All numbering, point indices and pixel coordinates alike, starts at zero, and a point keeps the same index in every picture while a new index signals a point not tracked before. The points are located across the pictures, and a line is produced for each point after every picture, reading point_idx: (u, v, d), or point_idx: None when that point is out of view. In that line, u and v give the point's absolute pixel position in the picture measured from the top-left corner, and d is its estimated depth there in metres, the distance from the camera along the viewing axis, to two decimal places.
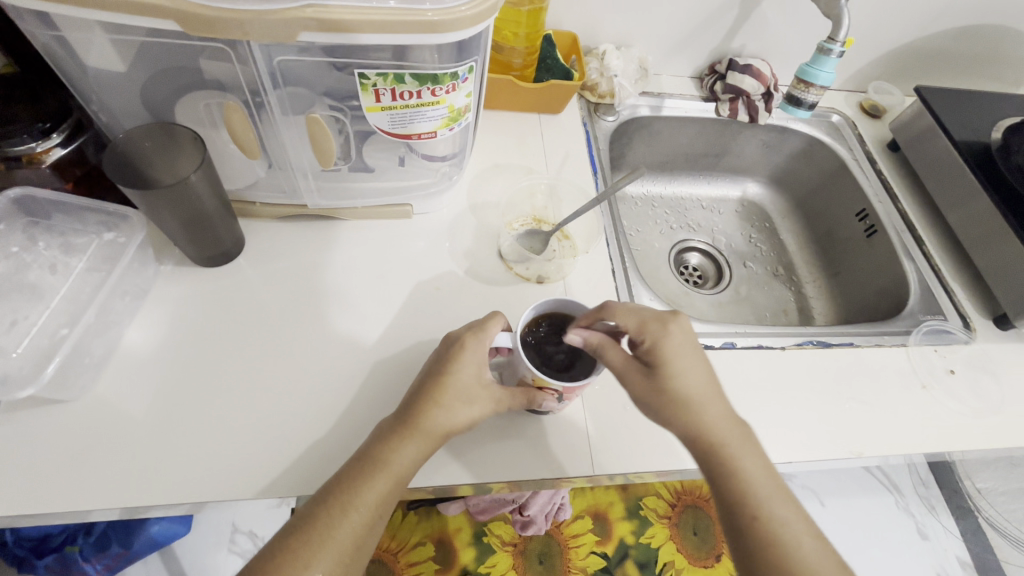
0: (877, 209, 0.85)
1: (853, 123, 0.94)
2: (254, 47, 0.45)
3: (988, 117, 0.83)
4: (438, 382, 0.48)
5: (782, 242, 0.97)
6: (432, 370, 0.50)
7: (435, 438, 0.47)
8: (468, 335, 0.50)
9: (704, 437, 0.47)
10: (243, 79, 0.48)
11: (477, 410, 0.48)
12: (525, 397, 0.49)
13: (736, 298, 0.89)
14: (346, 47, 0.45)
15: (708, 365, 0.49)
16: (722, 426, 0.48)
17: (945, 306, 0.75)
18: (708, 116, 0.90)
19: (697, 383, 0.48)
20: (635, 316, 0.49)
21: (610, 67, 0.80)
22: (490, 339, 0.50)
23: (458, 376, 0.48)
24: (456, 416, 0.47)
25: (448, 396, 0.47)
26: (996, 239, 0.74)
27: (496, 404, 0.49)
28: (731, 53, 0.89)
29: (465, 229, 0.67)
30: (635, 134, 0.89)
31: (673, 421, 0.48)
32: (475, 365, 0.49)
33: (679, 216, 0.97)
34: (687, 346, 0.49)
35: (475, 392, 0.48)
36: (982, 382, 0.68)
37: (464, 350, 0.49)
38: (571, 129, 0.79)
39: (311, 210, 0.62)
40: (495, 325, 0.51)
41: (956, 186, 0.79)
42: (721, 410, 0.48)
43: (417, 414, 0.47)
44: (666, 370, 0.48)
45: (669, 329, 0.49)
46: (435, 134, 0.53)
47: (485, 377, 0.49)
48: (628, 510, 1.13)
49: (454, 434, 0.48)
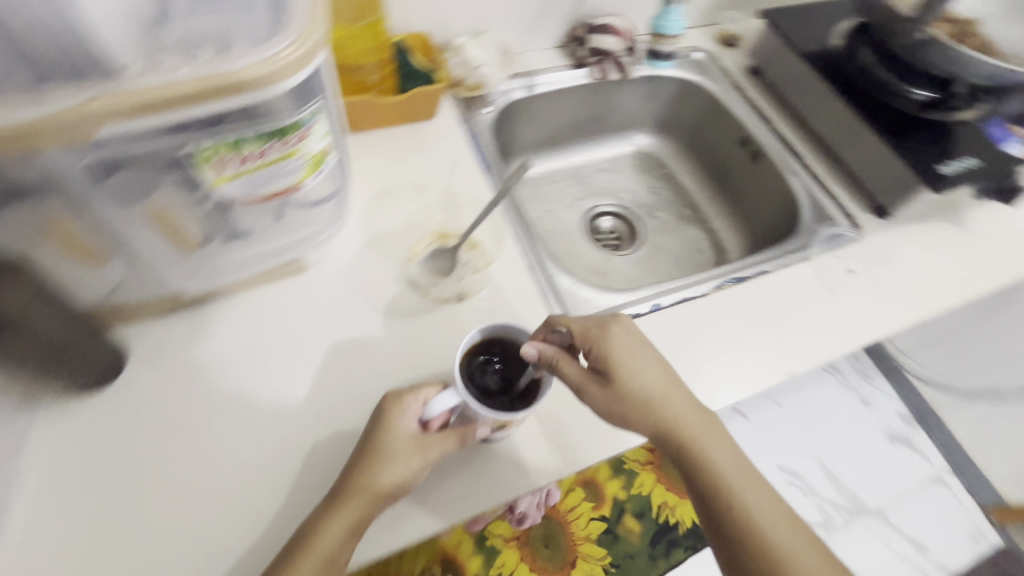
0: (755, 134, 0.88)
1: (715, 56, 0.96)
2: (58, 155, 0.38)
3: (829, 24, 0.87)
4: (369, 444, 0.49)
5: (681, 185, 1.01)
6: (363, 438, 0.50)
7: (366, 506, 0.47)
8: (396, 391, 0.51)
9: (671, 432, 0.50)
10: (53, 184, 0.41)
11: (405, 466, 0.48)
12: (456, 437, 0.50)
13: (654, 251, 0.94)
14: (160, 128, 0.40)
15: (661, 364, 0.51)
16: (689, 419, 0.50)
17: (833, 211, 0.79)
18: (581, 83, 0.89)
19: (653, 382, 0.50)
20: (581, 325, 0.52)
21: (472, 59, 0.77)
22: (413, 393, 0.51)
23: (385, 435, 0.49)
24: (386, 477, 0.47)
25: (374, 459, 0.48)
26: (857, 137, 0.79)
27: (423, 455, 0.49)
28: (586, 16, 0.88)
29: (370, 267, 0.63)
30: (515, 118, 0.88)
31: (638, 422, 0.50)
32: (401, 419, 0.49)
33: (582, 185, 0.99)
34: (636, 348, 0.51)
35: (403, 449, 0.49)
36: (878, 273, 0.74)
37: (389, 405, 0.50)
38: (451, 132, 0.76)
39: (190, 295, 0.56)
40: (428, 388, 0.51)
41: (815, 97, 0.84)
42: (682, 405, 0.51)
43: (347, 483, 0.47)
44: (620, 374, 0.50)
45: (614, 331, 0.51)
46: (302, 185, 0.48)
47: (412, 428, 0.50)
48: (613, 468, 1.17)
49: (388, 497, 0.48)
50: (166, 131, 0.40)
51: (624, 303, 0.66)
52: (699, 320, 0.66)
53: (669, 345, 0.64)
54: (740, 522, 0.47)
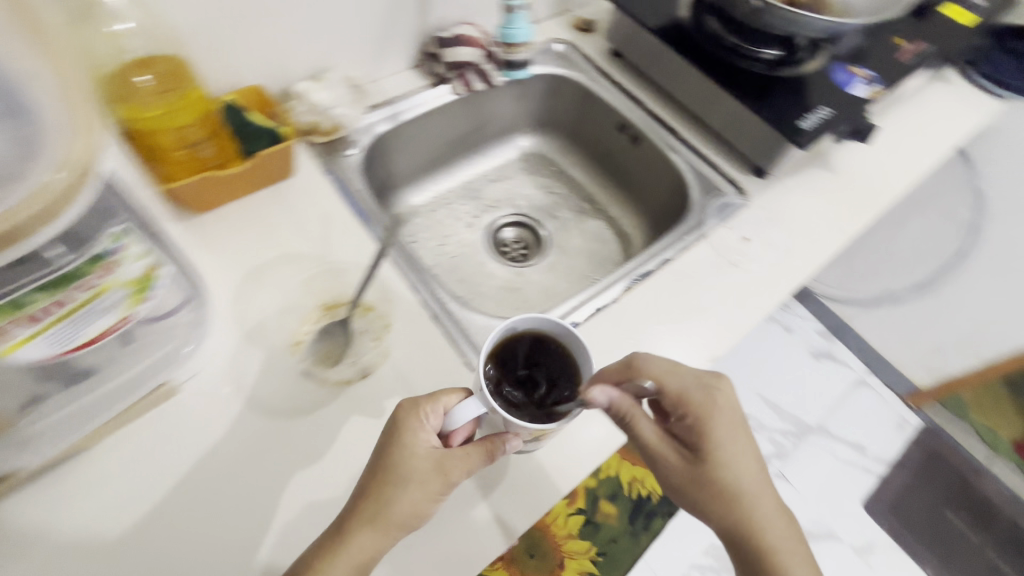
0: (630, 119, 0.88)
1: (575, 45, 0.94)
2: None
3: None
4: (387, 465, 0.47)
5: (573, 180, 1.00)
6: (380, 453, 0.48)
7: (373, 544, 0.45)
8: (414, 400, 0.49)
9: (752, 529, 0.50)
10: None
11: (418, 494, 0.46)
12: (484, 453, 0.48)
13: (562, 253, 0.93)
14: None
15: (758, 454, 0.51)
16: (773, 522, 0.50)
17: (718, 182, 0.81)
18: (448, 99, 0.84)
19: (746, 475, 0.50)
20: (677, 386, 0.52)
21: (319, 103, 0.70)
22: (432, 403, 0.49)
23: (402, 456, 0.47)
24: (398, 505, 0.46)
25: (389, 482, 0.46)
26: (722, 106, 0.81)
27: (442, 476, 0.47)
28: (434, 29, 0.82)
29: (253, 366, 0.55)
30: (386, 152, 0.81)
31: (722, 514, 0.50)
32: (418, 436, 0.47)
33: (476, 201, 0.96)
34: (735, 430, 0.51)
35: (419, 474, 0.46)
36: (770, 234, 0.76)
37: (405, 419, 0.48)
38: (316, 187, 0.69)
39: (33, 467, 0.46)
40: (449, 396, 0.49)
41: (675, 73, 0.85)
42: (772, 503, 0.51)
43: (361, 505, 0.46)
44: (713, 455, 0.50)
45: (717, 404, 0.51)
46: (128, 319, 0.41)
47: (429, 446, 0.48)
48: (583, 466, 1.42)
49: (401, 524, 0.46)
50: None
51: None
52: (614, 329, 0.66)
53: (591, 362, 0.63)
54: None
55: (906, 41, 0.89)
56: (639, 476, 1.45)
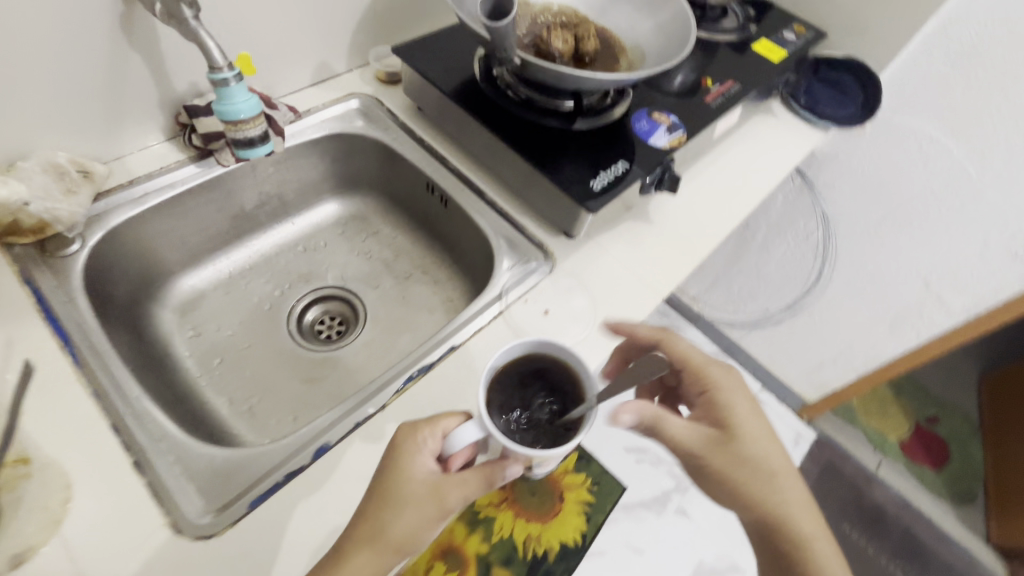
0: (434, 179, 0.80)
1: (375, 99, 0.86)
2: None
3: (467, 47, 0.81)
4: (385, 486, 0.47)
5: (395, 243, 0.90)
6: (377, 476, 0.49)
7: (371, 564, 0.45)
8: (415, 422, 0.50)
9: (772, 494, 0.55)
10: None
11: (411, 518, 0.46)
12: (482, 477, 0.47)
13: (380, 328, 0.83)
14: None
15: (772, 429, 0.57)
16: (790, 488, 0.56)
17: (524, 246, 0.74)
18: (213, 173, 0.73)
19: (769, 444, 0.55)
20: (692, 367, 0.58)
21: (7, 199, 0.57)
22: (430, 427, 0.49)
23: (399, 478, 0.47)
24: (395, 527, 0.46)
25: (388, 502, 0.47)
26: (517, 167, 0.74)
27: (439, 498, 0.47)
28: (185, 96, 0.71)
29: None
30: (134, 241, 0.69)
31: (740, 496, 0.54)
32: (414, 459, 0.48)
33: (278, 277, 0.84)
34: (751, 405, 0.57)
35: (412, 500, 0.46)
36: (576, 303, 0.70)
37: (404, 441, 0.49)
38: (3, 304, 0.56)
39: None
40: (448, 420, 0.49)
41: (470, 132, 0.78)
42: (789, 471, 0.56)
43: (358, 527, 0.46)
44: (740, 429, 0.55)
45: (735, 383, 0.57)
46: None
47: (427, 470, 0.48)
48: (471, 527, 1.18)
49: (399, 545, 0.46)
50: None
51: (282, 455, 0.54)
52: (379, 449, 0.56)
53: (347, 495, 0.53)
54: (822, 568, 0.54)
55: (715, 81, 0.87)
56: (534, 532, 1.27)
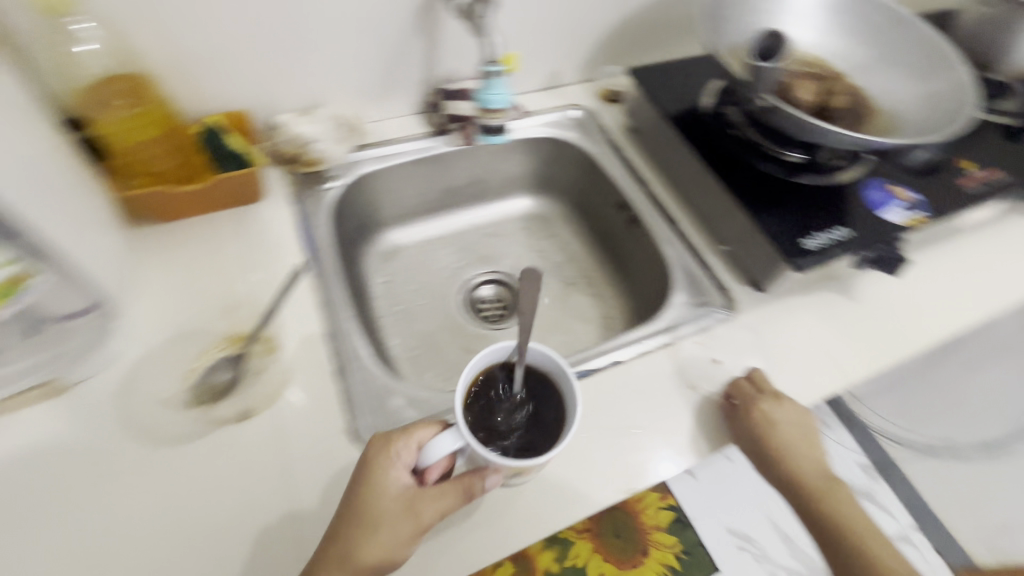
0: (631, 199, 0.81)
1: (594, 113, 0.90)
2: None
3: (701, 81, 0.81)
4: (360, 504, 0.47)
5: (570, 250, 0.94)
6: (350, 493, 0.49)
7: None
8: (390, 434, 0.49)
9: (800, 485, 0.62)
10: None
11: (387, 536, 0.46)
12: (460, 490, 0.47)
13: (535, 324, 0.86)
14: None
15: (801, 426, 0.63)
16: (815, 478, 0.63)
17: (706, 285, 0.72)
18: (444, 149, 0.83)
19: (792, 439, 0.62)
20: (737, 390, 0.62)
21: (301, 135, 0.71)
22: (404, 438, 0.48)
23: (373, 494, 0.47)
24: (372, 544, 0.46)
25: (362, 521, 0.46)
26: (723, 206, 0.72)
27: (413, 512, 0.47)
28: (443, 80, 0.81)
29: (142, 379, 0.55)
30: (368, 191, 0.81)
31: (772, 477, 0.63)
32: (388, 474, 0.48)
33: (462, 252, 0.92)
34: (790, 412, 0.62)
35: (387, 517, 0.46)
36: (748, 358, 0.67)
37: (377, 455, 0.48)
38: (277, 215, 0.70)
39: None
40: (424, 431, 0.49)
41: (680, 159, 0.78)
42: (809, 465, 0.63)
43: (332, 545, 0.46)
44: (773, 438, 0.61)
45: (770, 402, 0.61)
46: None
47: (402, 484, 0.48)
48: (549, 542, 1.28)
49: (373, 565, 0.46)
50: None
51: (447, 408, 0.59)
52: None
53: None
54: (856, 542, 0.60)
55: (977, 165, 0.76)
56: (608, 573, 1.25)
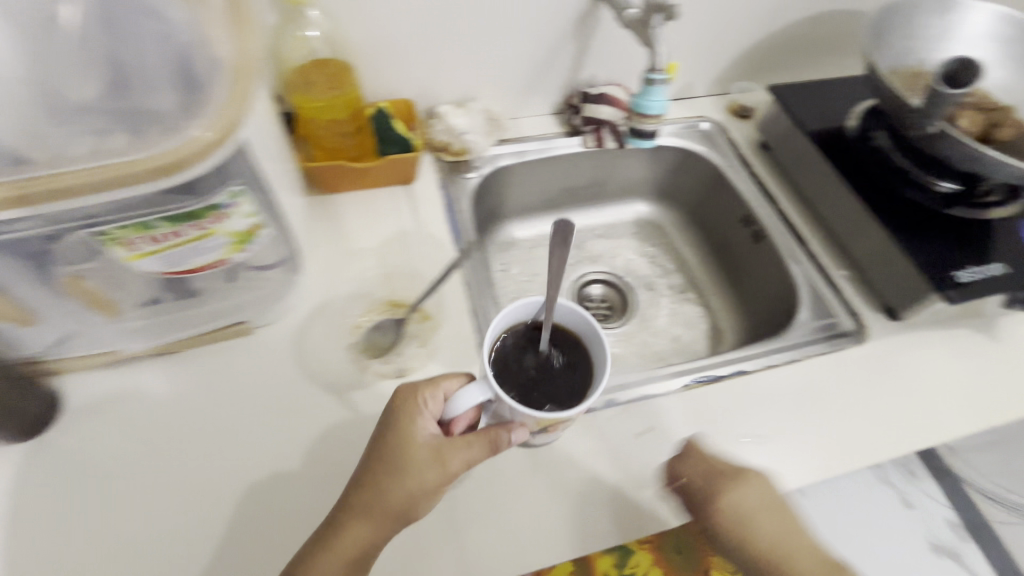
0: (758, 215, 0.82)
1: (723, 128, 0.91)
2: None
3: (845, 104, 0.81)
4: (385, 453, 0.48)
5: (682, 258, 0.95)
6: (375, 442, 0.49)
7: (371, 529, 0.46)
8: (416, 384, 0.50)
9: None
10: None
11: (411, 483, 0.46)
12: (486, 441, 0.46)
13: (642, 327, 0.88)
14: (66, 212, 0.40)
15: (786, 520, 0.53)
16: None
17: (835, 306, 0.72)
18: (576, 150, 0.86)
19: (773, 535, 0.52)
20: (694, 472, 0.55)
21: (455, 126, 0.76)
22: (431, 390, 0.49)
23: (400, 443, 0.47)
24: (396, 490, 0.46)
25: (386, 469, 0.47)
26: (863, 230, 0.72)
27: (435, 461, 0.46)
28: (584, 83, 0.85)
29: (314, 330, 0.62)
30: (502, 183, 0.86)
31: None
32: (416, 423, 0.48)
33: (575, 249, 0.95)
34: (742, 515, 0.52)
35: (415, 466, 0.47)
36: (878, 384, 0.66)
37: (404, 405, 0.49)
38: (426, 196, 0.75)
39: (134, 350, 0.57)
40: (450, 382, 0.50)
41: (817, 178, 0.78)
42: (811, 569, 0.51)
43: (356, 492, 0.48)
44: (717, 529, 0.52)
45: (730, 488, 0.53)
46: (225, 260, 0.49)
47: (428, 433, 0.48)
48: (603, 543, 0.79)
49: (400, 511, 0.47)
50: (13, 231, 0.40)
51: None
52: (646, 428, 0.61)
53: (620, 449, 0.60)
54: None
55: None
56: None
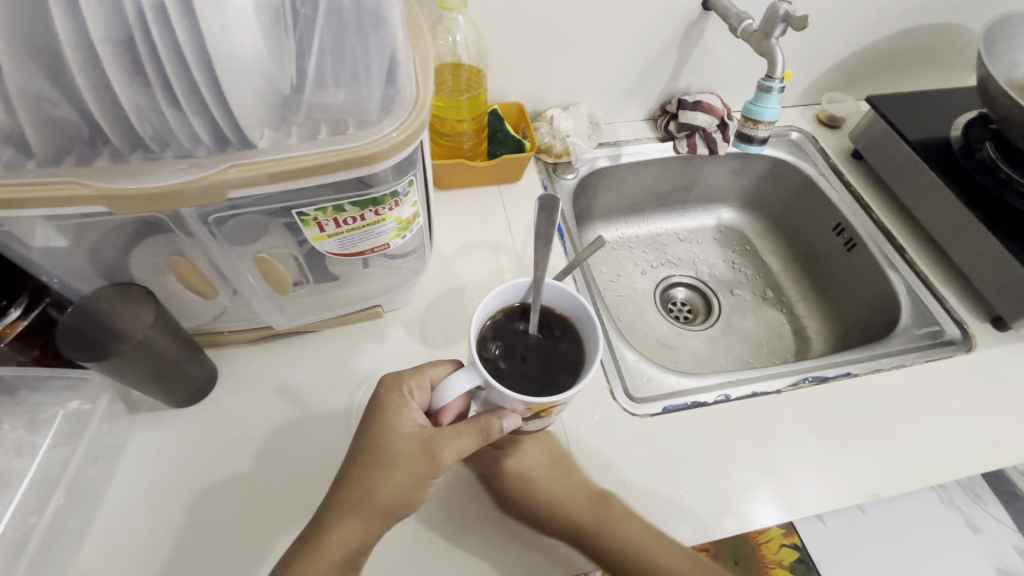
0: (852, 223, 0.83)
1: (813, 137, 0.92)
2: (190, 215, 0.45)
3: (945, 116, 0.82)
4: (372, 448, 0.48)
5: (766, 264, 0.96)
6: (359, 438, 0.49)
7: (360, 526, 0.46)
8: (400, 375, 0.51)
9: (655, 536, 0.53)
10: (187, 241, 0.49)
11: (400, 476, 0.47)
12: (479, 430, 0.47)
13: (728, 331, 0.89)
14: (279, 193, 0.45)
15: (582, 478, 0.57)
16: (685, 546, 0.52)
17: (938, 314, 0.73)
18: (668, 155, 0.89)
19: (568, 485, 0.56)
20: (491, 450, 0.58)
21: (562, 129, 0.79)
22: (417, 379, 0.50)
23: (387, 436, 0.48)
24: (384, 484, 0.46)
25: (374, 463, 0.47)
26: (971, 242, 0.72)
27: (420, 453, 0.47)
28: (680, 91, 0.87)
29: (439, 317, 0.66)
30: (596, 186, 0.89)
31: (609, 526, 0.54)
32: (403, 414, 0.49)
33: (658, 252, 0.97)
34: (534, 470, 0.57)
35: (406, 457, 0.47)
36: (988, 393, 0.67)
37: (388, 398, 0.50)
38: (531, 195, 0.78)
39: (279, 328, 0.60)
40: (436, 371, 0.51)
41: (918, 187, 0.79)
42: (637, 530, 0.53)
43: (343, 488, 0.47)
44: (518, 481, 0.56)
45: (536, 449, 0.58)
46: (388, 245, 0.53)
47: (415, 425, 0.49)
48: None
49: (392, 505, 0.47)
50: (227, 211, 0.46)
51: (689, 388, 0.65)
52: (762, 421, 0.63)
53: (735, 443, 0.61)
54: None
55: None
56: None
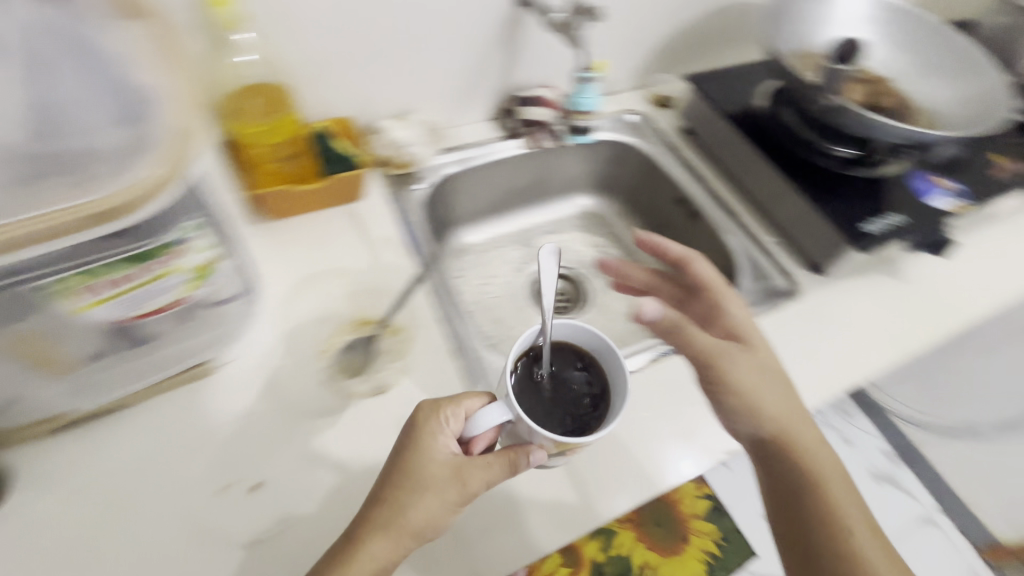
0: (691, 195, 0.88)
1: (649, 118, 0.97)
2: None
3: (750, 87, 0.90)
4: (402, 468, 0.46)
5: (628, 243, 1.00)
6: (394, 458, 0.47)
7: (389, 548, 0.44)
8: (437, 399, 0.48)
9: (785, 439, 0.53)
10: None
11: (429, 503, 0.45)
12: (506, 465, 0.46)
13: (601, 313, 0.91)
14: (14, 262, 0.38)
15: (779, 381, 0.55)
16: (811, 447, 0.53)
17: (769, 268, 0.80)
18: (517, 153, 0.89)
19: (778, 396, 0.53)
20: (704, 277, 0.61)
21: (397, 140, 0.77)
22: (454, 406, 0.47)
23: (419, 462, 0.45)
24: (413, 512, 0.45)
25: (411, 484, 0.45)
26: (786, 201, 0.80)
27: (450, 479, 0.45)
28: (517, 87, 0.88)
29: (283, 360, 0.60)
30: (450, 192, 0.87)
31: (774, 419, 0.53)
32: (436, 441, 0.46)
33: (526, 247, 0.97)
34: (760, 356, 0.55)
35: (435, 482, 0.45)
36: (817, 333, 0.74)
37: (425, 419, 0.47)
38: (376, 211, 0.75)
39: (80, 411, 0.52)
40: (472, 400, 0.48)
41: (739, 155, 0.85)
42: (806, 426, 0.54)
43: (376, 510, 0.45)
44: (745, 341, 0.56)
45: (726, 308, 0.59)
46: (186, 301, 0.47)
47: (448, 452, 0.46)
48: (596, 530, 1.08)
49: (423, 530, 0.45)
50: None
51: None
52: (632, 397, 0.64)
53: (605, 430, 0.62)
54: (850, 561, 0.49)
55: (1006, 159, 0.84)
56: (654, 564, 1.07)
